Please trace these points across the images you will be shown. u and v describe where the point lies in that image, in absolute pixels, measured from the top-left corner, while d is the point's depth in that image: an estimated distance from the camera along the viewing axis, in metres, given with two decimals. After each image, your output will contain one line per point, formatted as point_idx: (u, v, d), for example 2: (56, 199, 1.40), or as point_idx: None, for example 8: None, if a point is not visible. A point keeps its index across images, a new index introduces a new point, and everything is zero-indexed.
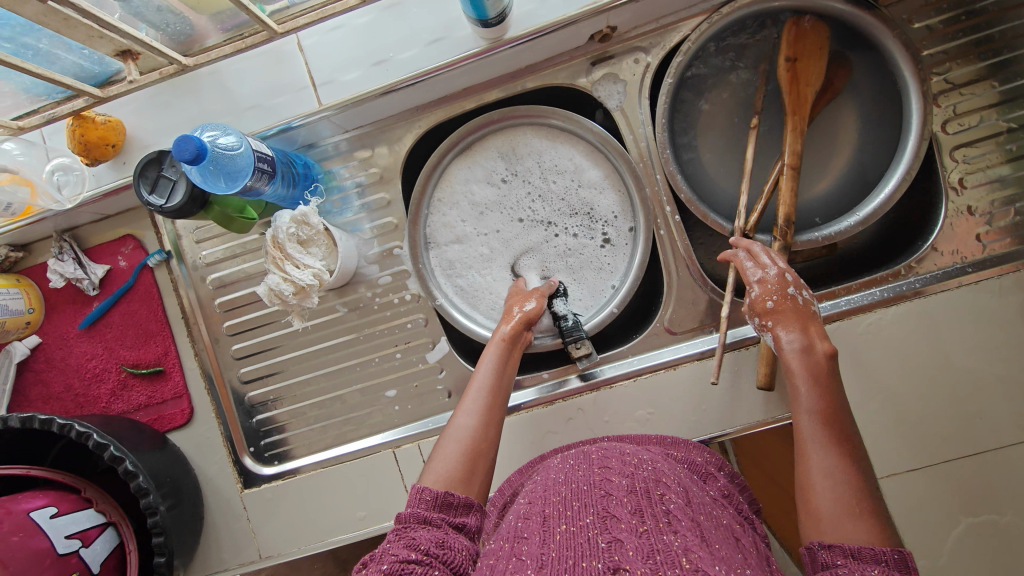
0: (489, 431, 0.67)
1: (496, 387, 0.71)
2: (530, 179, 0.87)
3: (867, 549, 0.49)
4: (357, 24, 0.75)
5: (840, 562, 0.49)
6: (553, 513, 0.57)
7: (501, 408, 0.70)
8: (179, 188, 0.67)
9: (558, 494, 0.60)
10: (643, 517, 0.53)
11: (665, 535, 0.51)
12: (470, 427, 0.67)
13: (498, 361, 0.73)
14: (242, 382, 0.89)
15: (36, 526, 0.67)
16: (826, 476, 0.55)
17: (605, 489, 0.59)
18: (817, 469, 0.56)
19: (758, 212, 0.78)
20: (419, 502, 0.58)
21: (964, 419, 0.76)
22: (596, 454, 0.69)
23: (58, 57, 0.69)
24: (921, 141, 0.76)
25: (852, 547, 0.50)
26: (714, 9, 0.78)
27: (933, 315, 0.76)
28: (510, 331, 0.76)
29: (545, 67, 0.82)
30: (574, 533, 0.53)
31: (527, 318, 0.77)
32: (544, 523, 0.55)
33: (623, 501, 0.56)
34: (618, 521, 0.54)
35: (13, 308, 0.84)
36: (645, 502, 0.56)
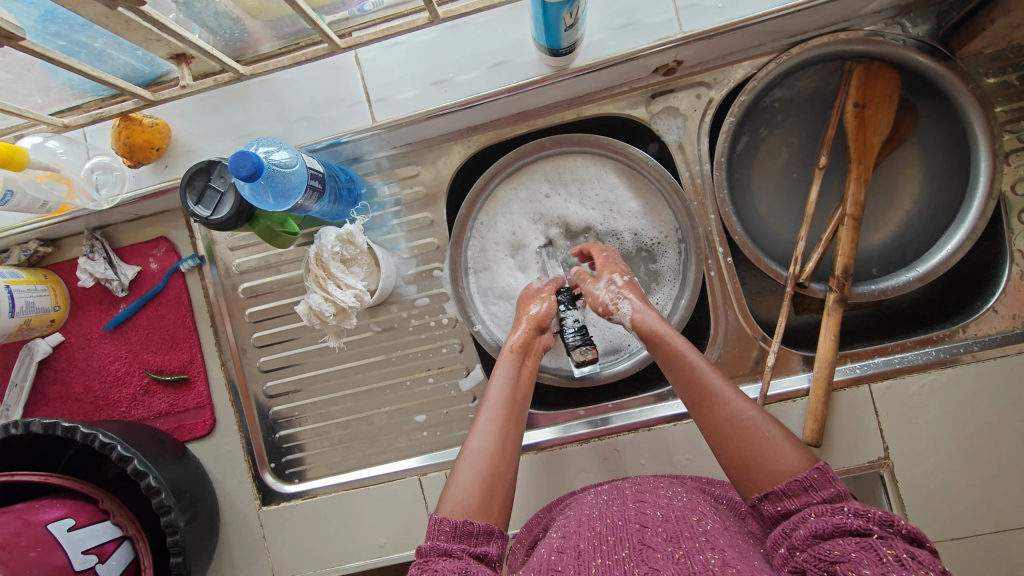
0: (506, 451, 0.64)
1: (511, 402, 0.68)
2: (573, 208, 0.83)
3: (793, 481, 0.54)
4: (418, 41, 0.73)
5: (782, 509, 0.54)
6: (589, 547, 0.53)
7: (518, 423, 0.67)
8: (227, 200, 0.65)
9: (593, 529, 0.56)
10: (679, 542, 0.51)
11: (701, 554, 0.49)
12: (488, 446, 0.64)
13: (512, 373, 0.70)
14: (266, 396, 0.87)
15: (53, 540, 0.64)
16: (736, 422, 0.60)
17: (640, 522, 0.55)
18: (728, 417, 0.60)
19: (815, 260, 0.77)
20: (438, 534, 0.56)
21: (1016, 490, 0.73)
22: (630, 488, 0.64)
23: (109, 56, 0.66)
24: (988, 200, 0.73)
25: (782, 488, 0.54)
26: (784, 49, 0.76)
27: (990, 380, 0.74)
28: (521, 339, 0.72)
29: (603, 96, 0.79)
30: (610, 567, 0.49)
31: (540, 320, 0.73)
32: (580, 558, 0.52)
33: (658, 531, 0.53)
34: (655, 551, 0.51)
35: (39, 306, 0.81)
36: (680, 529, 0.53)
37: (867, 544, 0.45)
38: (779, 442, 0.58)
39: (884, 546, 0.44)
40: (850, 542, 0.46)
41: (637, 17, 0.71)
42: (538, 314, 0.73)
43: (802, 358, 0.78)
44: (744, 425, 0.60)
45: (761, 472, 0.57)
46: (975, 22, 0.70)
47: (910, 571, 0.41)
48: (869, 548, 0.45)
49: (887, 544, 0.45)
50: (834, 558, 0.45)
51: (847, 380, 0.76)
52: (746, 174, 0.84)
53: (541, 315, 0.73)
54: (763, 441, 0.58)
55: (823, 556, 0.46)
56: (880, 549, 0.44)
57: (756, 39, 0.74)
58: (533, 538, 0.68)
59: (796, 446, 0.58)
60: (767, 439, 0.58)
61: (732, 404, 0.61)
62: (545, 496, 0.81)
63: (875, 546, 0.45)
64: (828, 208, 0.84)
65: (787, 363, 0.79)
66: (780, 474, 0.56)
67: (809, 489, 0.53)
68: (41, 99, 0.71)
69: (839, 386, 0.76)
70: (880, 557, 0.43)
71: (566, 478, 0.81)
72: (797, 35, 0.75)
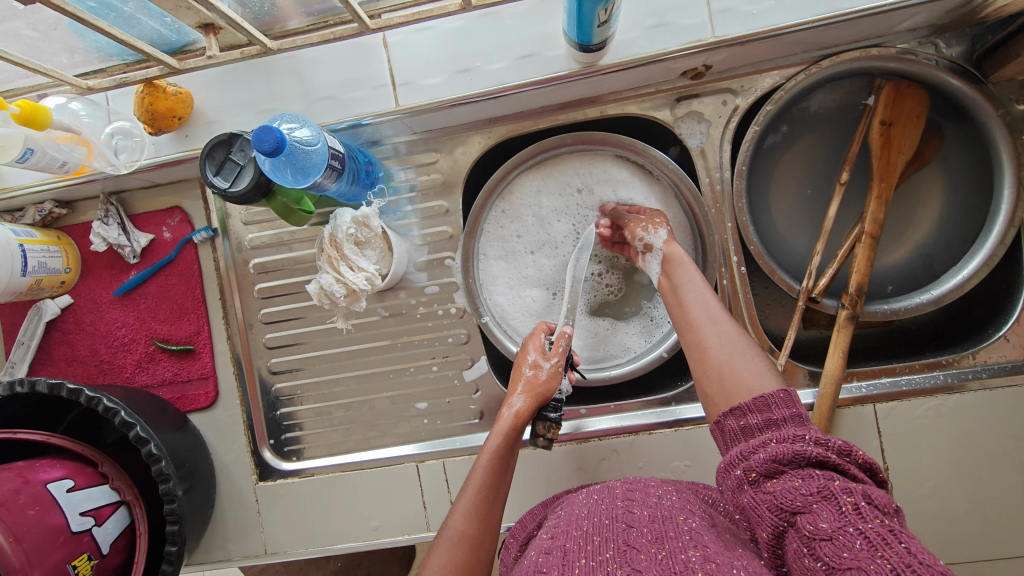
0: (485, 536, 0.61)
1: (496, 486, 0.64)
2: (595, 205, 0.84)
3: (760, 398, 0.55)
4: (447, 28, 0.73)
5: (744, 424, 0.55)
6: (574, 547, 0.53)
7: (499, 504, 0.64)
8: (246, 173, 0.65)
9: (579, 528, 0.56)
10: (662, 542, 0.51)
11: (683, 553, 0.49)
12: (465, 530, 0.60)
13: (502, 452, 0.65)
14: (270, 372, 0.87)
15: (53, 499, 0.64)
16: (720, 341, 0.63)
17: (626, 521, 0.56)
18: (712, 340, 0.63)
19: (829, 276, 0.76)
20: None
21: (1012, 518, 0.73)
22: (620, 487, 0.64)
23: (138, 21, 0.66)
24: (1009, 228, 0.73)
25: (746, 404, 0.55)
26: (814, 61, 0.75)
27: (996, 408, 0.74)
28: (519, 415, 0.68)
29: (628, 95, 0.79)
30: (593, 566, 0.50)
31: (539, 393, 0.70)
32: (564, 558, 0.52)
33: (643, 531, 0.54)
34: (638, 552, 0.51)
35: (50, 267, 0.81)
36: (665, 529, 0.53)
37: (827, 493, 0.44)
38: (753, 361, 0.60)
39: (844, 493, 0.43)
40: (811, 488, 0.45)
41: (670, 18, 0.70)
42: (535, 381, 0.71)
43: (808, 373, 0.78)
44: (726, 348, 0.62)
45: (732, 390, 0.59)
46: (1011, 47, 0.69)
47: (866, 524, 0.41)
48: (829, 497, 0.43)
49: (846, 490, 0.44)
50: (795, 508, 0.44)
51: (852, 398, 0.76)
52: (765, 183, 0.84)
53: (537, 377, 0.71)
54: (740, 365, 0.60)
55: (784, 507, 0.45)
56: (840, 497, 0.43)
57: (787, 49, 0.73)
58: (528, 534, 0.69)
59: (769, 371, 0.60)
60: (745, 363, 0.60)
61: (716, 330, 0.64)
62: (540, 491, 0.82)
63: (834, 493, 0.44)
64: (846, 224, 0.83)
65: (793, 377, 0.78)
66: (749, 390, 0.58)
67: (771, 406, 0.54)
68: (66, 60, 0.71)
69: (843, 404, 0.76)
70: (839, 507, 0.43)
71: (563, 476, 0.81)
72: (829, 48, 0.74)
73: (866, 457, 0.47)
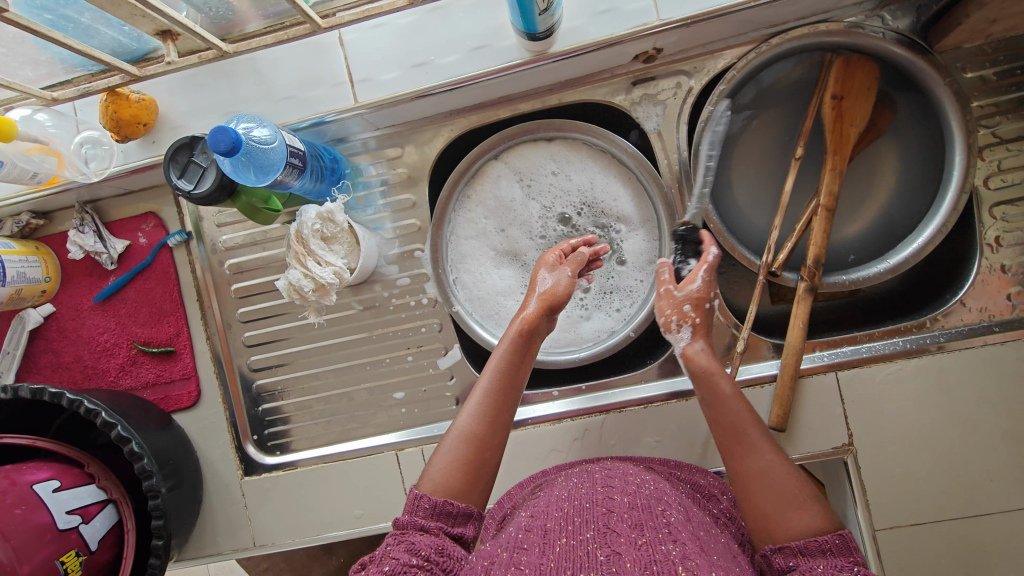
0: (490, 432, 0.65)
1: (506, 387, 0.68)
2: (574, 188, 0.85)
3: (812, 540, 0.54)
4: (401, 24, 0.74)
5: (794, 564, 0.53)
6: (555, 527, 0.56)
7: (507, 406, 0.67)
8: (209, 175, 0.67)
9: (560, 509, 0.59)
10: (642, 530, 0.53)
11: (663, 544, 0.51)
12: (474, 427, 0.64)
13: (511, 357, 0.69)
14: (251, 369, 0.89)
15: (39, 499, 0.66)
16: (767, 471, 0.60)
17: (607, 506, 0.58)
18: (758, 467, 0.60)
19: (787, 250, 0.77)
20: (417, 510, 0.58)
21: (974, 479, 0.75)
22: (599, 472, 0.67)
23: (96, 31, 0.68)
24: (960, 194, 0.74)
25: (798, 544, 0.54)
26: (763, 39, 0.77)
27: (955, 371, 0.75)
28: (530, 321, 0.71)
29: (585, 82, 0.80)
30: (573, 546, 0.52)
31: (551, 297, 0.73)
32: (545, 536, 0.54)
33: (623, 515, 0.56)
34: (618, 535, 0.53)
35: (30, 277, 0.83)
36: (644, 515, 0.56)
37: None
38: (800, 498, 0.57)
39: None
40: None
41: (617, 4, 0.71)
42: (551, 291, 0.73)
43: (772, 346, 0.80)
44: (771, 476, 0.59)
45: (775, 521, 0.57)
46: (952, 15, 0.70)
47: None
48: None
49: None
50: None
51: (814, 367, 0.78)
52: (724, 160, 0.85)
53: (554, 288, 0.74)
54: (787, 497, 0.58)
55: None
56: None
57: (736, 29, 0.75)
58: (504, 513, 0.71)
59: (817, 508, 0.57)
60: (791, 498, 0.58)
61: (761, 453, 0.61)
62: (518, 474, 0.83)
63: None
64: (806, 199, 0.85)
65: (757, 350, 0.80)
66: (795, 528, 0.56)
67: (827, 552, 0.53)
68: (31, 73, 0.73)
69: (806, 373, 0.78)
70: None
71: (540, 457, 0.83)
72: (777, 25, 0.76)
73: None
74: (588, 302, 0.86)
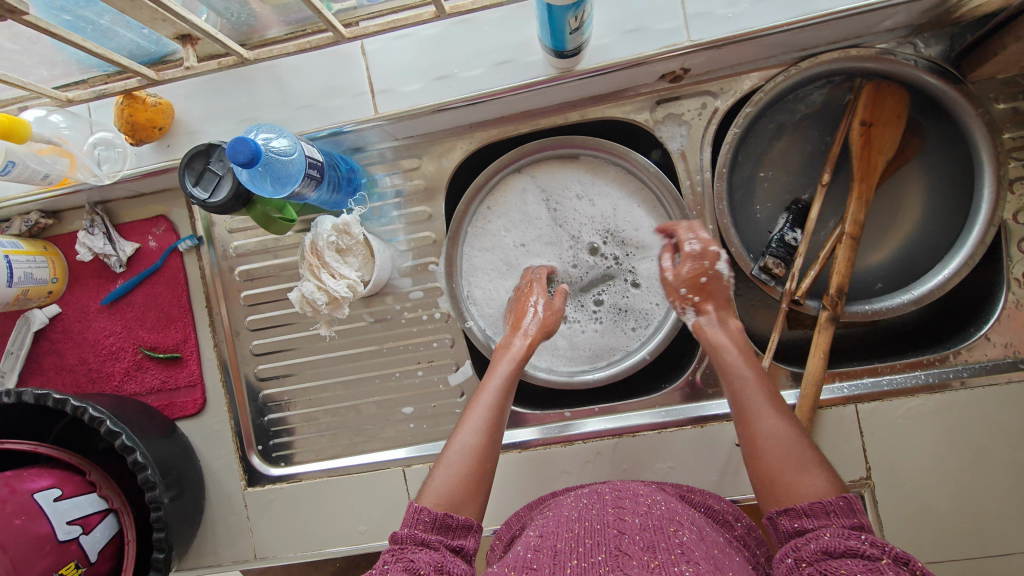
0: (491, 451, 0.63)
1: (503, 405, 0.67)
2: (598, 213, 0.83)
3: (816, 503, 0.52)
4: (425, 35, 0.73)
5: (799, 526, 0.52)
6: (565, 548, 0.54)
7: (504, 425, 0.66)
8: (225, 184, 0.65)
9: (570, 531, 0.57)
10: (654, 552, 0.52)
11: (675, 566, 0.49)
12: (475, 444, 0.63)
13: (509, 375, 0.69)
14: (257, 378, 0.87)
15: (40, 509, 0.65)
16: (778, 436, 0.58)
17: (619, 528, 0.56)
18: (766, 431, 0.59)
19: (811, 277, 0.76)
20: (416, 523, 0.56)
21: (994, 518, 0.74)
22: (610, 493, 0.65)
23: (116, 33, 0.66)
24: (988, 227, 0.73)
25: (803, 507, 0.53)
26: (792, 62, 0.75)
27: (977, 407, 0.74)
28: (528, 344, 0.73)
29: (608, 100, 0.79)
30: (585, 569, 0.50)
31: (547, 324, 0.75)
32: (555, 558, 0.53)
33: (635, 538, 0.54)
34: (630, 558, 0.51)
35: (37, 277, 0.82)
36: (657, 538, 0.54)
37: (877, 570, 0.44)
38: (808, 464, 0.55)
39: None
40: (861, 565, 0.45)
41: (646, 22, 0.70)
42: (545, 317, 0.75)
43: (790, 374, 0.78)
44: (779, 442, 0.57)
45: (779, 485, 0.56)
46: (987, 47, 0.69)
47: None
48: (878, 573, 0.44)
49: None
50: None
51: (834, 399, 0.76)
52: (748, 183, 0.84)
53: (548, 315, 0.75)
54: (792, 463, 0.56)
55: None
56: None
57: (766, 51, 0.73)
58: (511, 535, 0.69)
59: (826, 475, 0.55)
60: (800, 465, 0.56)
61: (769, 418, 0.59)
62: (527, 495, 0.82)
63: (886, 573, 0.44)
64: (829, 224, 0.83)
65: (776, 379, 0.78)
66: (798, 494, 0.54)
67: (832, 514, 0.51)
68: (47, 72, 0.71)
69: (826, 404, 0.76)
70: None
71: (549, 479, 0.82)
72: (807, 49, 0.74)
73: None
74: (603, 323, 0.84)
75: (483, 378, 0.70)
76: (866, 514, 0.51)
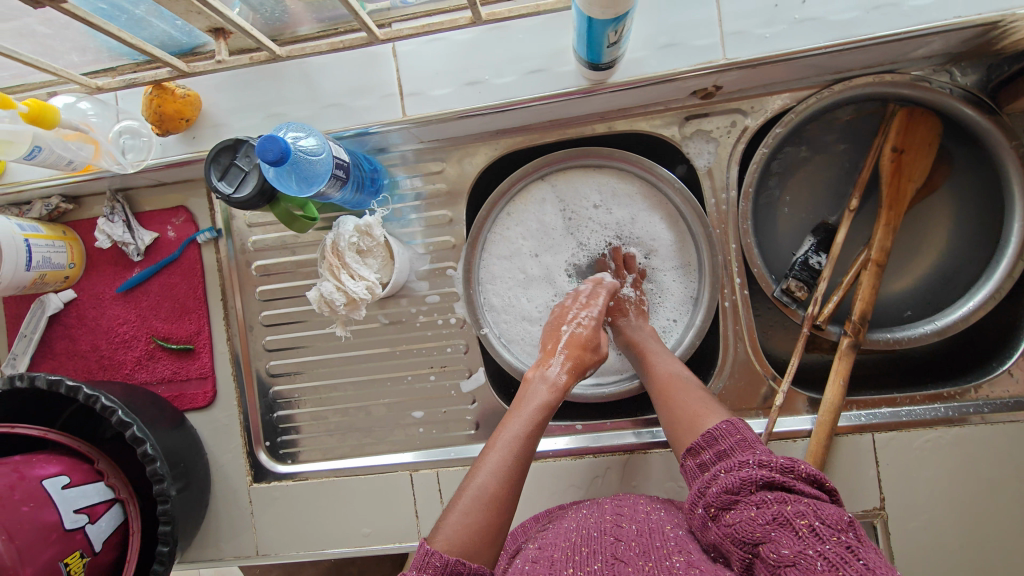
0: (509, 496, 0.62)
1: (523, 446, 0.66)
2: (615, 221, 0.83)
3: (704, 434, 0.60)
4: (458, 40, 0.72)
5: (699, 462, 0.59)
6: (562, 557, 0.53)
7: (526, 469, 0.65)
8: (250, 179, 0.65)
9: (568, 540, 0.57)
10: (649, 556, 0.51)
11: (668, 560, 0.50)
12: (492, 490, 0.62)
13: (536, 419, 0.68)
14: (269, 374, 0.87)
15: (47, 496, 0.64)
16: (683, 396, 0.67)
17: (615, 535, 0.56)
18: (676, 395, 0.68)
19: (833, 303, 0.75)
20: (427, 566, 0.55)
21: (1008, 557, 0.73)
22: (610, 504, 0.65)
23: (149, 24, 0.66)
24: (1017, 262, 0.72)
25: (695, 442, 0.60)
26: (826, 85, 0.74)
27: (996, 443, 0.73)
28: (564, 385, 0.71)
29: (637, 113, 0.78)
30: None
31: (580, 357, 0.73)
32: (552, 567, 0.52)
33: (631, 545, 0.53)
34: (626, 564, 0.51)
35: (54, 262, 0.82)
36: (652, 542, 0.54)
37: (782, 520, 0.46)
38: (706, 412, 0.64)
39: (798, 518, 0.45)
40: (759, 503, 0.49)
41: (682, 38, 0.69)
42: (577, 351, 0.73)
43: (808, 400, 0.77)
44: (686, 403, 0.66)
45: (687, 435, 0.63)
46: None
47: (822, 544, 0.43)
48: (785, 523, 0.46)
49: (800, 514, 0.46)
50: (756, 540, 0.46)
51: (851, 426, 0.75)
52: (773, 204, 0.83)
53: (583, 348, 0.74)
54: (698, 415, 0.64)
55: (747, 539, 0.47)
56: (794, 521, 0.46)
57: (800, 73, 0.73)
58: (516, 546, 0.68)
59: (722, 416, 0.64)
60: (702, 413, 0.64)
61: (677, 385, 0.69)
62: (534, 506, 0.81)
63: (789, 518, 0.46)
64: (852, 249, 0.82)
65: (792, 403, 0.78)
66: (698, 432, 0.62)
67: (718, 439, 0.58)
68: (77, 58, 0.71)
69: (842, 431, 0.75)
70: (796, 532, 0.45)
71: (557, 491, 0.81)
72: (842, 72, 0.73)
73: (809, 472, 0.50)
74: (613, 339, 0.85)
75: (507, 415, 0.69)
76: (749, 428, 0.58)
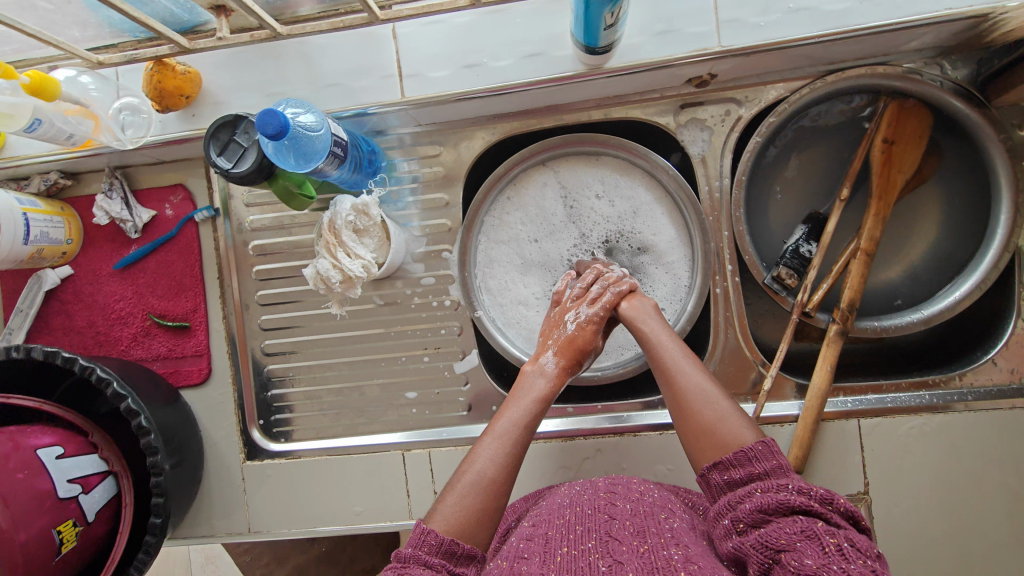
0: (506, 480, 0.63)
1: (521, 435, 0.66)
2: (617, 214, 0.83)
3: (739, 452, 0.57)
4: (456, 23, 0.73)
5: (728, 477, 0.57)
6: (557, 535, 0.54)
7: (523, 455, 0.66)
8: (249, 156, 0.65)
9: (561, 517, 0.58)
10: (644, 537, 0.52)
11: (665, 549, 0.50)
12: (490, 475, 0.62)
13: (534, 410, 0.68)
14: (264, 353, 0.88)
15: (42, 465, 0.64)
16: (698, 392, 0.64)
17: (609, 513, 0.57)
18: (689, 388, 0.64)
19: (823, 291, 0.76)
20: (422, 544, 0.56)
21: (989, 543, 0.74)
22: (602, 482, 0.65)
23: (152, 1, 0.66)
24: (1003, 253, 0.73)
25: (729, 458, 0.58)
26: (819, 75, 0.75)
27: (980, 431, 0.74)
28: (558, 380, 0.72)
29: (633, 100, 0.79)
30: (575, 556, 0.50)
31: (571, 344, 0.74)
32: (547, 545, 0.53)
33: (625, 524, 0.55)
34: (620, 543, 0.52)
35: (52, 237, 0.82)
36: (647, 524, 0.55)
37: (811, 534, 0.47)
38: (728, 416, 0.61)
39: (828, 535, 0.46)
40: (790, 522, 0.49)
41: (677, 25, 0.70)
42: (567, 339, 0.74)
43: (796, 387, 0.78)
44: (701, 403, 0.63)
45: (708, 439, 0.61)
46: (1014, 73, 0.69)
47: (850, 565, 0.43)
48: (813, 537, 0.46)
49: (830, 533, 0.46)
50: (780, 547, 0.47)
51: (837, 413, 0.76)
52: (765, 193, 0.84)
53: (573, 338, 0.74)
54: (717, 418, 0.61)
55: (771, 545, 0.48)
56: (823, 538, 0.46)
57: (793, 62, 0.74)
58: (508, 525, 0.69)
59: (749, 424, 0.61)
60: (720, 414, 0.62)
61: (691, 377, 0.65)
62: (524, 487, 0.82)
63: (819, 535, 0.46)
64: (842, 239, 0.83)
65: (780, 389, 0.79)
66: (728, 445, 0.59)
67: (752, 459, 0.56)
68: (79, 34, 0.72)
69: (828, 417, 0.76)
70: (823, 548, 0.45)
71: (548, 473, 0.82)
72: (835, 63, 0.74)
73: (847, 506, 0.50)
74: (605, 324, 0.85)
75: (505, 404, 0.69)
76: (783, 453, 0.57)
